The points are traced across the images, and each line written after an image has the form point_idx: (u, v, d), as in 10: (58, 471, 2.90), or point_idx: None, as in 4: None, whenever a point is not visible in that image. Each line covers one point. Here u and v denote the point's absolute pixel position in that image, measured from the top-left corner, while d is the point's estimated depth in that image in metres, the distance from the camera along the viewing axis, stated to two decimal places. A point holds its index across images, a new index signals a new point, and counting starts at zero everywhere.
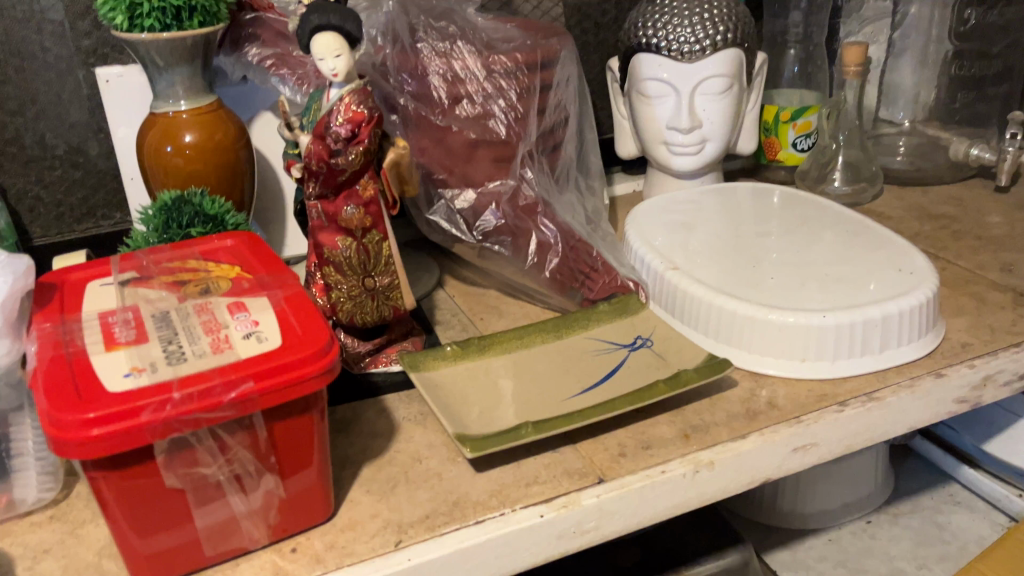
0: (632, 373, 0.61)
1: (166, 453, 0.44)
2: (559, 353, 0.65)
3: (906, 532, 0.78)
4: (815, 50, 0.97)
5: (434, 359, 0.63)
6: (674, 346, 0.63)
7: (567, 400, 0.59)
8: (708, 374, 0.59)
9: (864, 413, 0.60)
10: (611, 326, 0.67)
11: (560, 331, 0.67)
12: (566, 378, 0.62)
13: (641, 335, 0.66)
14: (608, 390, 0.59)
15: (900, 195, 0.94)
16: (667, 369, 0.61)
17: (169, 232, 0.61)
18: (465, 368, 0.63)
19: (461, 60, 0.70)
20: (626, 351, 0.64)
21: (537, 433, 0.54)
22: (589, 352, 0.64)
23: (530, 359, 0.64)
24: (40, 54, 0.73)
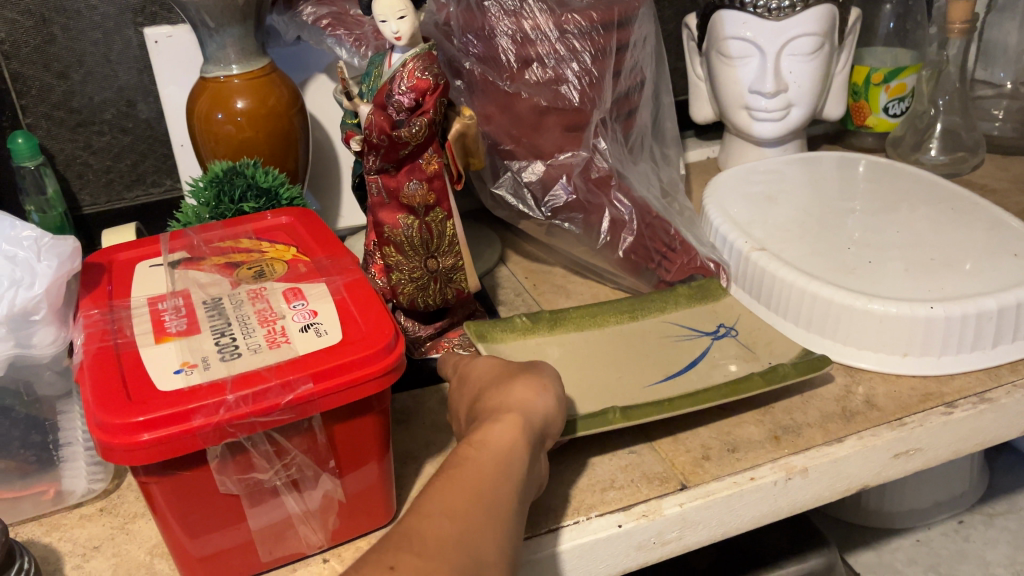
0: (718, 364, 0.56)
1: (219, 458, 0.41)
2: (636, 338, 0.59)
3: (1002, 535, 0.72)
4: (915, 4, 0.88)
5: (502, 334, 0.58)
6: (763, 338, 0.58)
7: (648, 387, 0.54)
8: (808, 371, 0.54)
9: (975, 416, 0.54)
10: (690, 312, 0.62)
11: (636, 313, 0.61)
12: (644, 364, 0.56)
13: (724, 323, 0.60)
14: (696, 382, 0.54)
15: (1005, 165, 0.85)
16: (757, 362, 0.56)
17: (221, 207, 0.58)
18: (535, 345, 0.58)
19: (532, 19, 0.63)
20: (709, 340, 0.59)
21: (624, 420, 0.50)
22: (668, 339, 0.59)
23: (604, 342, 0.59)
24: (86, 12, 0.69)
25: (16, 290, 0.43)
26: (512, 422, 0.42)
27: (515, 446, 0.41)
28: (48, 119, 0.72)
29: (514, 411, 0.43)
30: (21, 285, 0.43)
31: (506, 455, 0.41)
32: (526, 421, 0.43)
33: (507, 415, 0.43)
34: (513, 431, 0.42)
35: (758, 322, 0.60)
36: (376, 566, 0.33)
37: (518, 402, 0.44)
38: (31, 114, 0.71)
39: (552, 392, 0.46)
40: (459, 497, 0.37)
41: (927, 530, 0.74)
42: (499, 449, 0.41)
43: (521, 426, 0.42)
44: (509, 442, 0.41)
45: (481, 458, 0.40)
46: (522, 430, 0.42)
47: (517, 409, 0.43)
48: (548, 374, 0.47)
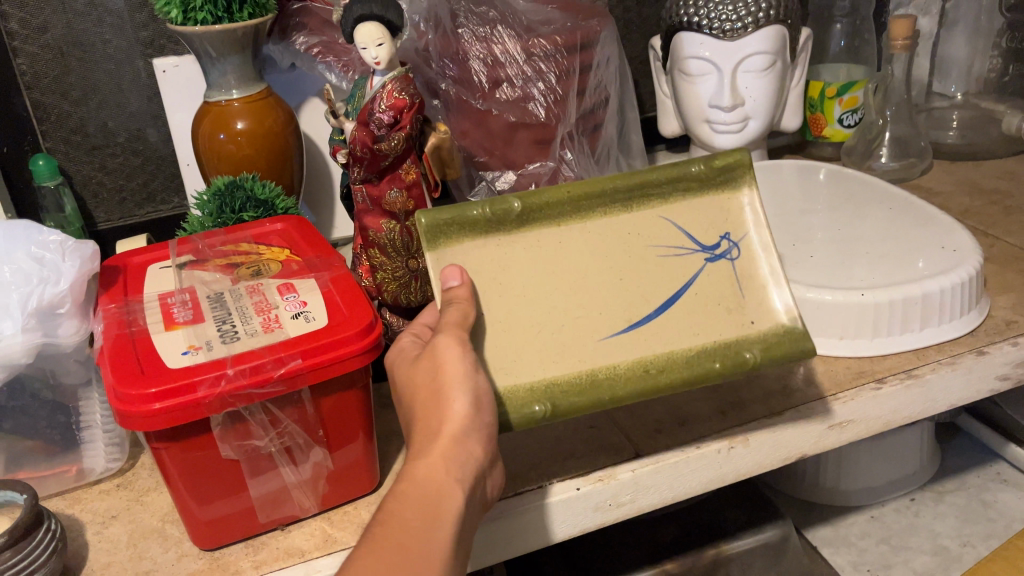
0: (693, 310, 0.50)
1: (222, 426, 0.47)
2: (618, 239, 0.51)
3: (951, 510, 0.80)
4: (862, 24, 0.96)
5: (458, 231, 0.49)
6: (761, 277, 0.52)
7: (602, 341, 0.49)
8: (776, 359, 0.50)
9: (902, 391, 0.60)
10: (698, 206, 0.52)
11: (631, 200, 0.51)
12: (612, 288, 0.50)
13: (729, 234, 0.52)
14: (658, 340, 0.49)
15: (950, 170, 0.93)
16: (739, 317, 0.51)
17: (223, 217, 0.64)
18: (495, 248, 0.49)
19: (501, 44, 0.71)
20: (702, 261, 0.51)
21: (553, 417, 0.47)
22: (652, 249, 0.51)
23: (579, 244, 0.50)
24: (101, 45, 0.76)
25: (43, 287, 0.49)
26: (435, 460, 0.41)
27: (442, 487, 0.41)
28: (66, 143, 0.79)
29: (437, 446, 0.42)
30: (48, 283, 0.50)
31: (432, 500, 0.40)
32: (452, 455, 0.42)
33: (431, 451, 0.42)
34: (438, 470, 0.41)
35: (767, 245, 0.52)
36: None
37: (443, 432, 0.42)
38: (50, 138, 0.78)
39: (474, 409, 0.44)
40: (385, 560, 0.37)
41: (882, 506, 0.81)
42: (424, 495, 0.40)
43: (447, 462, 0.42)
44: (433, 485, 0.41)
45: (405, 510, 0.40)
46: (447, 467, 0.41)
47: (441, 441, 0.42)
48: (459, 389, 0.43)
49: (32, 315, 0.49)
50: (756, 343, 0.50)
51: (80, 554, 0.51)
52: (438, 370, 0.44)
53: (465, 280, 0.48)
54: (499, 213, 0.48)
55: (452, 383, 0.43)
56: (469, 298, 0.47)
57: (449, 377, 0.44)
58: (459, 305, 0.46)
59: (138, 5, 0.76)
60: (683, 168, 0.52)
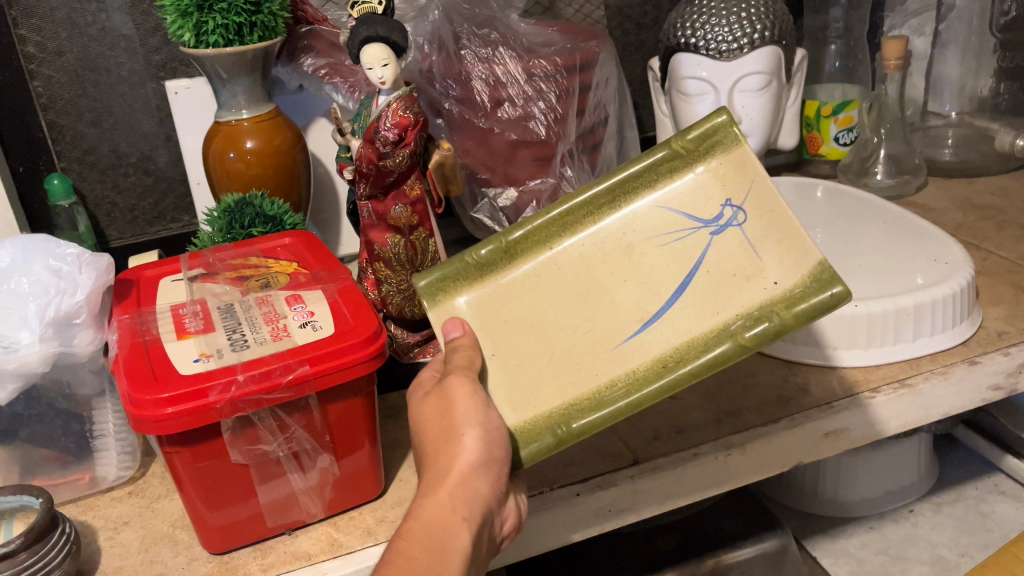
0: (709, 289, 0.50)
1: (232, 431, 0.48)
2: (615, 249, 0.53)
3: (948, 521, 0.82)
4: (856, 44, 0.98)
5: (455, 282, 0.53)
6: (774, 232, 0.50)
7: (618, 347, 0.50)
8: (804, 319, 0.47)
9: (896, 399, 0.61)
10: (689, 186, 0.53)
11: (615, 202, 0.54)
12: (618, 292, 0.51)
13: (730, 199, 0.52)
14: (678, 329, 0.49)
15: (945, 187, 0.94)
16: (759, 281, 0.49)
17: (233, 232, 0.66)
18: (493, 287, 0.53)
19: (503, 65, 0.73)
20: (708, 236, 0.51)
21: (578, 434, 0.47)
22: (654, 244, 0.52)
23: (576, 260, 0.53)
24: (115, 68, 0.79)
25: (61, 297, 0.51)
26: (443, 499, 0.44)
27: (448, 526, 0.43)
28: (80, 163, 0.81)
29: (446, 484, 0.44)
30: (65, 294, 0.51)
31: (439, 539, 0.42)
32: (460, 493, 0.44)
33: (439, 489, 0.44)
34: (445, 511, 0.43)
35: (772, 199, 0.50)
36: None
37: (452, 471, 0.44)
38: (65, 159, 0.80)
39: (485, 444, 0.45)
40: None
41: (881, 518, 0.83)
42: (431, 534, 0.42)
43: (454, 502, 0.44)
44: (441, 524, 0.43)
45: (412, 550, 0.42)
46: (455, 505, 0.43)
47: (449, 479, 0.44)
48: (469, 424, 0.45)
49: (50, 325, 0.51)
50: (778, 306, 0.48)
51: (93, 559, 0.53)
52: (448, 408, 0.46)
53: (465, 330, 0.51)
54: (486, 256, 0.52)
55: (461, 421, 0.45)
56: (471, 344, 0.50)
57: (459, 414, 0.46)
58: (464, 351, 0.49)
59: (151, 30, 0.79)
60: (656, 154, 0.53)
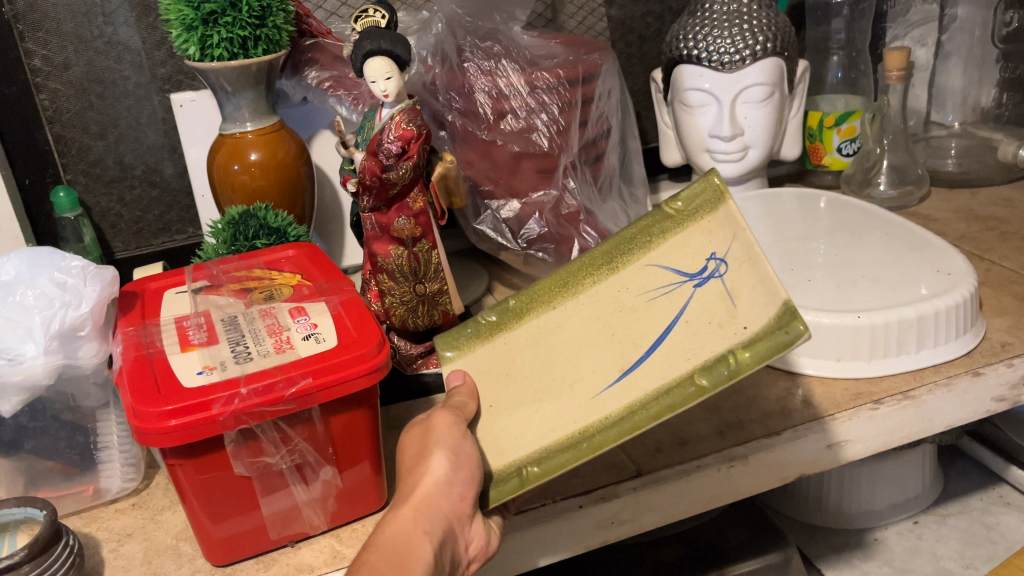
0: (684, 338, 0.49)
1: (235, 443, 0.49)
2: (609, 303, 0.54)
3: (953, 533, 0.81)
4: (859, 55, 0.98)
5: (466, 339, 0.56)
6: (748, 280, 0.48)
7: (598, 396, 0.50)
8: (759, 361, 0.44)
9: (899, 411, 0.61)
10: (680, 243, 0.53)
11: (614, 263, 0.55)
12: (605, 346, 0.52)
13: (715, 253, 0.51)
14: (648, 378, 0.48)
15: (948, 198, 0.94)
16: (729, 329, 0.47)
17: (237, 245, 0.67)
18: (501, 346, 0.56)
19: (506, 77, 0.73)
20: (691, 289, 0.50)
21: (541, 477, 0.47)
22: (642, 299, 0.52)
23: (574, 316, 0.54)
24: (120, 81, 0.79)
25: (66, 310, 0.51)
26: (406, 515, 0.45)
27: (410, 537, 0.44)
28: (86, 175, 0.81)
29: (412, 503, 0.45)
30: (70, 306, 0.51)
31: (401, 549, 0.43)
32: (424, 510, 0.45)
33: (405, 506, 0.45)
34: (408, 525, 0.44)
35: (749, 248, 0.49)
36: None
37: (420, 490, 0.46)
38: (71, 171, 0.81)
39: (453, 467, 0.47)
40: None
41: (885, 530, 0.83)
42: (393, 544, 0.43)
43: (418, 517, 0.45)
44: (404, 538, 0.44)
45: (373, 559, 0.43)
46: (418, 520, 0.45)
47: (415, 495, 0.46)
48: (438, 446, 0.47)
49: (54, 338, 0.51)
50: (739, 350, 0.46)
51: (96, 570, 0.53)
52: (425, 434, 0.48)
53: (466, 378, 0.54)
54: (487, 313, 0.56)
55: (433, 445, 0.48)
56: (470, 392, 0.53)
57: (433, 440, 0.48)
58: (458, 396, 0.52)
59: (157, 43, 0.79)
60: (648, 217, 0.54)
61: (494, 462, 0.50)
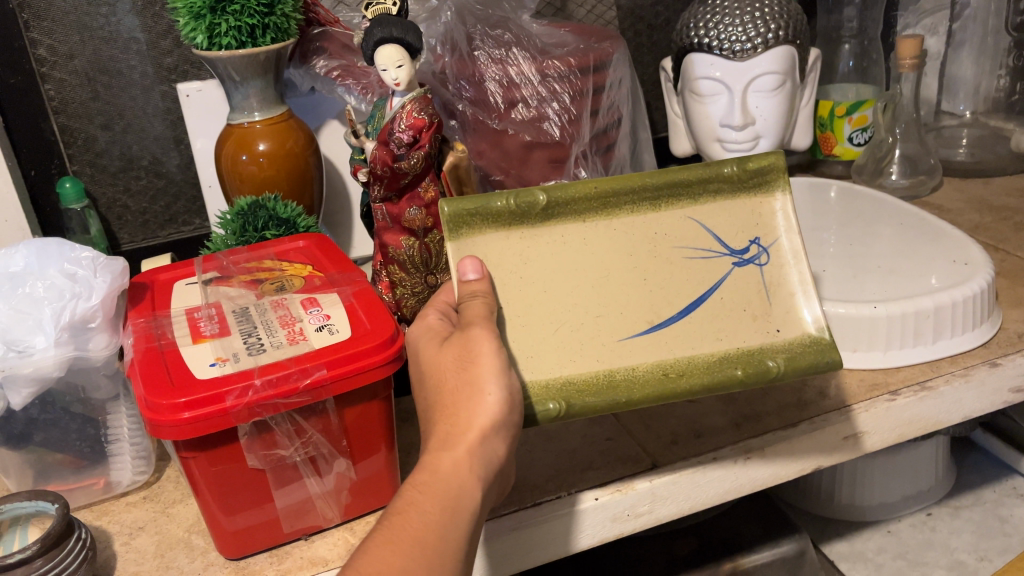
0: (719, 316, 0.52)
1: (249, 435, 0.48)
2: (645, 240, 0.52)
3: (967, 525, 0.81)
4: (871, 44, 0.98)
5: (481, 223, 0.50)
6: (787, 285, 0.53)
7: (622, 341, 0.51)
8: (800, 370, 0.51)
9: (916, 402, 0.61)
10: (729, 208, 0.53)
11: (660, 199, 0.53)
12: (635, 291, 0.51)
13: (759, 239, 0.54)
14: (680, 344, 0.51)
15: (961, 188, 0.93)
16: (765, 326, 0.52)
17: (246, 235, 0.66)
18: (519, 242, 0.51)
19: (517, 65, 0.72)
20: (731, 265, 0.53)
21: (566, 413, 0.48)
22: (677, 250, 0.52)
23: (605, 242, 0.52)
24: (126, 72, 0.78)
25: (76, 301, 0.51)
26: (461, 456, 0.43)
27: (463, 483, 0.42)
28: (92, 166, 0.81)
29: (466, 440, 0.43)
30: (80, 297, 0.51)
31: (453, 497, 0.41)
32: (478, 452, 0.43)
33: (457, 445, 0.43)
34: (460, 468, 0.42)
35: (796, 254, 0.53)
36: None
37: (474, 425, 0.43)
38: (77, 162, 0.80)
39: (505, 404, 0.44)
40: (398, 556, 0.38)
41: (898, 521, 0.83)
42: (445, 489, 0.41)
43: (472, 459, 0.43)
44: (457, 482, 0.42)
45: (425, 504, 0.40)
46: (471, 463, 0.43)
47: (470, 434, 0.43)
48: (493, 381, 0.44)
49: (64, 330, 0.51)
50: (780, 353, 0.51)
51: (108, 564, 0.52)
52: (473, 360, 0.45)
53: (482, 274, 0.49)
54: (524, 205, 0.50)
55: (485, 375, 0.44)
56: (487, 293, 0.49)
57: (483, 368, 0.45)
58: (481, 298, 0.48)
59: (163, 32, 0.78)
60: (717, 168, 0.53)
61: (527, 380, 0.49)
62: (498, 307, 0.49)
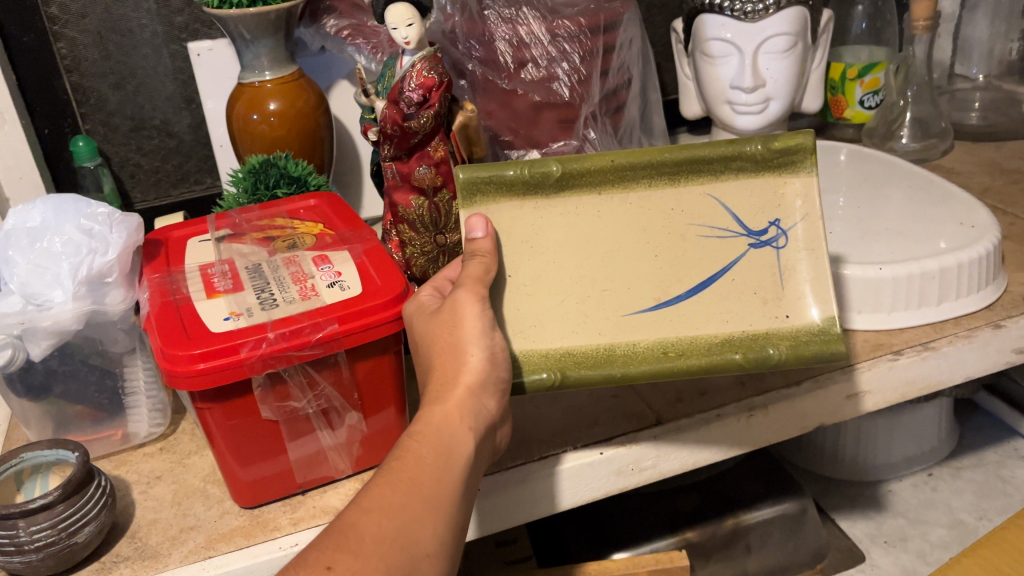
0: (727, 297, 0.52)
1: (262, 388, 0.49)
2: (659, 215, 0.52)
3: (968, 485, 0.82)
4: (884, 5, 0.97)
5: (495, 191, 0.51)
6: (801, 270, 0.53)
7: (628, 316, 0.52)
8: (803, 360, 0.51)
9: (919, 362, 0.62)
10: (749, 185, 0.53)
11: (679, 174, 0.52)
12: (645, 267, 0.52)
13: (779, 220, 0.53)
14: (684, 323, 0.52)
15: (972, 151, 0.93)
16: (774, 310, 0.52)
17: (258, 193, 0.67)
18: (529, 211, 0.52)
19: (526, 25, 0.72)
20: (746, 246, 0.53)
21: (562, 381, 0.50)
22: (693, 228, 0.52)
23: (619, 215, 0.52)
24: (137, 30, 0.78)
25: (93, 257, 0.52)
26: (453, 407, 0.44)
27: (454, 435, 0.43)
28: (104, 125, 0.81)
29: (456, 396, 0.44)
30: (97, 253, 0.52)
31: (446, 445, 0.43)
32: (467, 406, 0.44)
33: (447, 400, 0.44)
34: (450, 419, 0.44)
35: (814, 239, 0.53)
36: (315, 565, 0.36)
37: (462, 379, 0.45)
38: (89, 121, 0.80)
39: (488, 363, 0.46)
40: (396, 492, 0.40)
41: (899, 481, 0.84)
42: (438, 439, 0.43)
43: (462, 410, 0.44)
44: (448, 428, 0.43)
45: (421, 452, 0.42)
46: (461, 416, 0.44)
47: (458, 390, 0.45)
48: (475, 344, 0.46)
49: (82, 284, 0.52)
50: (783, 341, 0.51)
51: (128, 512, 0.54)
52: (458, 324, 0.46)
53: (489, 231, 0.50)
54: (537, 175, 0.51)
55: (468, 338, 0.46)
56: (490, 252, 0.50)
57: (466, 332, 0.46)
58: (479, 258, 0.49)
59: None
60: (738, 148, 0.51)
61: (518, 344, 0.50)
62: (500, 278, 0.51)
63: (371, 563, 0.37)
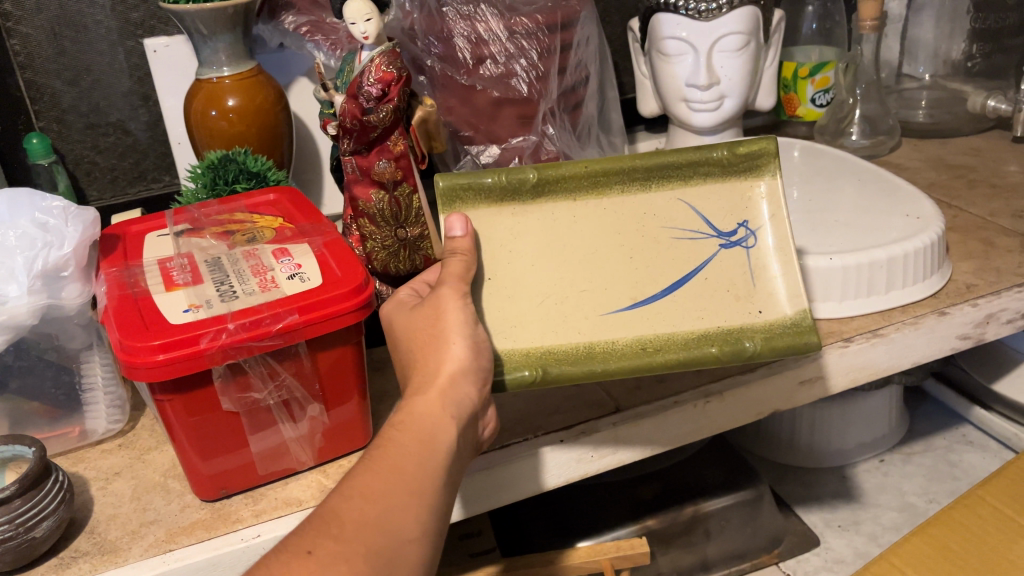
0: (701, 295, 0.53)
1: (223, 378, 0.49)
2: (633, 219, 0.54)
3: (918, 470, 0.85)
4: (833, 7, 1.01)
5: (474, 195, 0.52)
6: (771, 269, 0.54)
7: (607, 315, 0.52)
8: (777, 351, 0.52)
9: (868, 348, 0.63)
10: (716, 189, 0.55)
11: (649, 181, 0.55)
12: (622, 267, 0.53)
13: (747, 222, 0.55)
14: (661, 321, 0.52)
15: (918, 147, 0.96)
16: (746, 306, 0.53)
17: (218, 189, 0.67)
18: (508, 216, 0.53)
19: (485, 22, 0.73)
20: (716, 246, 0.54)
21: (546, 381, 0.50)
22: (666, 231, 0.54)
23: (594, 219, 0.54)
24: (93, 26, 0.78)
25: (48, 250, 0.51)
26: (436, 397, 0.44)
27: (438, 423, 0.43)
28: (59, 123, 0.80)
29: (439, 386, 0.44)
30: (53, 246, 0.51)
31: (428, 433, 0.42)
32: (450, 396, 0.44)
33: (430, 389, 0.44)
34: (432, 408, 0.44)
35: (782, 237, 0.54)
36: (296, 550, 0.37)
37: (443, 373, 0.45)
38: (43, 118, 0.79)
39: (472, 351, 0.47)
40: (380, 480, 0.40)
41: (853, 468, 0.86)
42: (421, 427, 0.43)
43: (444, 400, 0.44)
44: (431, 419, 0.43)
45: (405, 441, 0.42)
46: (444, 405, 0.44)
47: (440, 380, 0.45)
48: (458, 334, 0.46)
49: (38, 278, 0.51)
50: (757, 334, 0.52)
51: (86, 508, 0.54)
52: (440, 316, 0.47)
53: (468, 230, 0.51)
54: (516, 182, 0.52)
55: (451, 329, 0.46)
56: (468, 250, 0.50)
57: (448, 323, 0.47)
58: (460, 255, 0.49)
59: None
60: (703, 153, 0.54)
61: (502, 345, 0.50)
62: (481, 280, 0.51)
63: (354, 548, 0.37)
